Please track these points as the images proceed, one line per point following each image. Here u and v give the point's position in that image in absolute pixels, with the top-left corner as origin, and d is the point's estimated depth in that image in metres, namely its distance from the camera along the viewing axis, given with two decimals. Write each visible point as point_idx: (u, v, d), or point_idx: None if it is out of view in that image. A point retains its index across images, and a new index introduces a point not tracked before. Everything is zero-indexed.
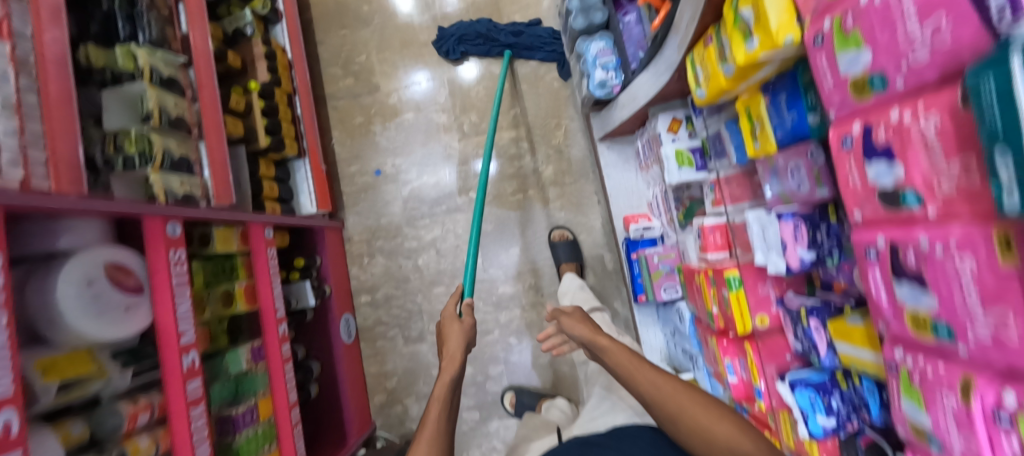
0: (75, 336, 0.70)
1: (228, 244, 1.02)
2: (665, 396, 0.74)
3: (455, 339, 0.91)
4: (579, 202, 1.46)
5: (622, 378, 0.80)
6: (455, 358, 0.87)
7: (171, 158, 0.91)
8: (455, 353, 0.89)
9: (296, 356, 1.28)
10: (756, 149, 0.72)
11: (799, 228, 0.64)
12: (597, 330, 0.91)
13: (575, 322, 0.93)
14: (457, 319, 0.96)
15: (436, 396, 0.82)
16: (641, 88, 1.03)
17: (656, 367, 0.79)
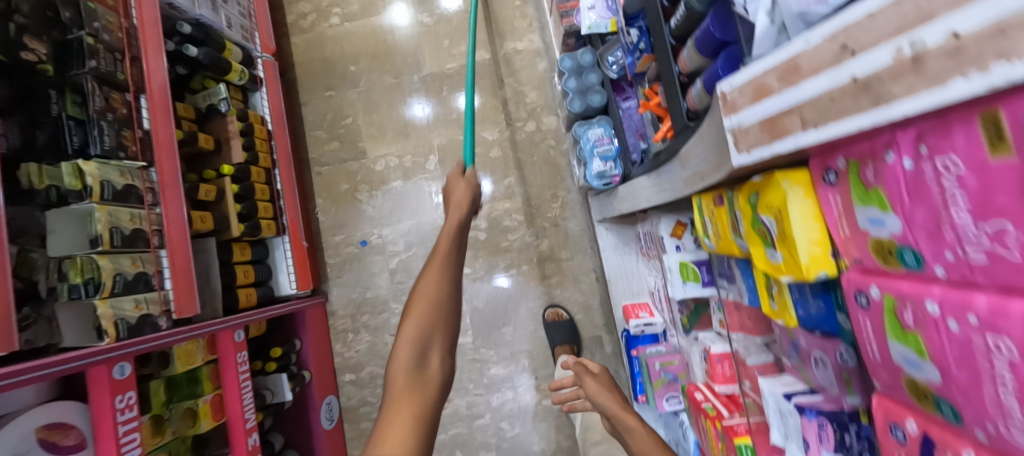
0: None
1: (190, 360, 0.95)
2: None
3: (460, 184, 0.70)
4: (577, 279, 1.37)
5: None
6: (465, 226, 0.66)
7: (124, 279, 0.83)
8: (463, 201, 0.68)
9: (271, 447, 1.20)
10: (773, 310, 0.63)
11: (825, 429, 0.53)
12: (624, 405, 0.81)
13: (600, 393, 0.84)
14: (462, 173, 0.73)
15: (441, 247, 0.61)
16: (641, 190, 0.95)
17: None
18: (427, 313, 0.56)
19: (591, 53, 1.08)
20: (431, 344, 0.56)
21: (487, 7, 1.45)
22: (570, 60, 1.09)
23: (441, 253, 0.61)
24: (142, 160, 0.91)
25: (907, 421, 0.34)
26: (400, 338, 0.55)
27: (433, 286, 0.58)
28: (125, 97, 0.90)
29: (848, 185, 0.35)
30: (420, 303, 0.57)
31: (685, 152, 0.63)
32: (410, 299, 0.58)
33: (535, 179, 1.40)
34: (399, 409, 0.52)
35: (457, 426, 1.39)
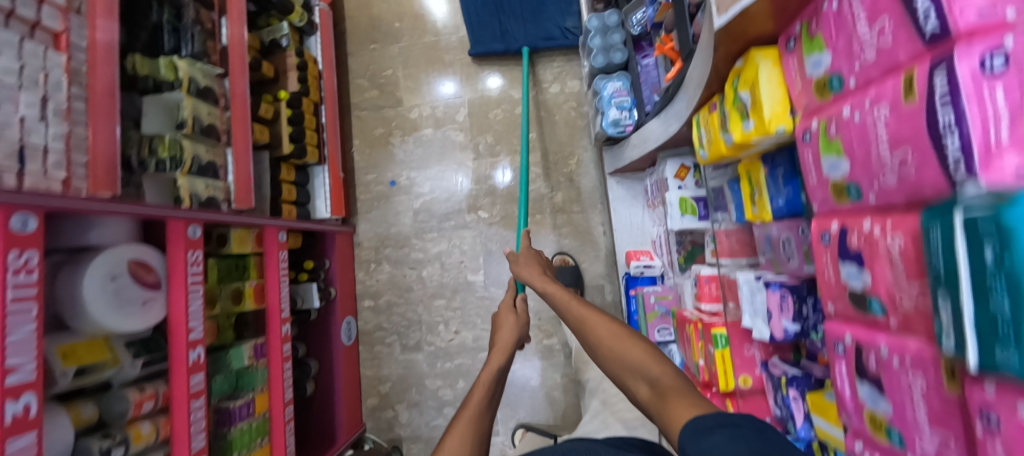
0: (95, 326, 0.76)
1: (243, 245, 1.08)
2: (582, 321, 0.72)
3: (507, 329, 0.89)
4: (586, 231, 1.47)
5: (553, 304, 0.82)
6: (494, 400, 0.72)
7: (199, 163, 0.97)
8: (507, 342, 0.86)
9: (296, 354, 1.33)
10: (753, 214, 0.74)
11: (785, 299, 0.65)
12: (541, 272, 0.94)
13: (522, 265, 0.98)
14: (512, 311, 0.94)
15: (481, 381, 0.73)
16: (651, 133, 1.06)
17: (583, 301, 0.78)
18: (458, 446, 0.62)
19: (616, 15, 1.19)
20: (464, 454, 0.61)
21: None
22: (597, 20, 1.20)
23: (473, 407, 0.69)
24: (219, 69, 1.05)
25: (832, 224, 0.45)
26: None
27: (456, 443, 0.62)
28: (212, 16, 1.07)
29: (801, 45, 0.46)
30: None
31: (692, 73, 0.74)
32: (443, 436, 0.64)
33: (554, 138, 1.51)
34: None
35: (462, 356, 1.50)
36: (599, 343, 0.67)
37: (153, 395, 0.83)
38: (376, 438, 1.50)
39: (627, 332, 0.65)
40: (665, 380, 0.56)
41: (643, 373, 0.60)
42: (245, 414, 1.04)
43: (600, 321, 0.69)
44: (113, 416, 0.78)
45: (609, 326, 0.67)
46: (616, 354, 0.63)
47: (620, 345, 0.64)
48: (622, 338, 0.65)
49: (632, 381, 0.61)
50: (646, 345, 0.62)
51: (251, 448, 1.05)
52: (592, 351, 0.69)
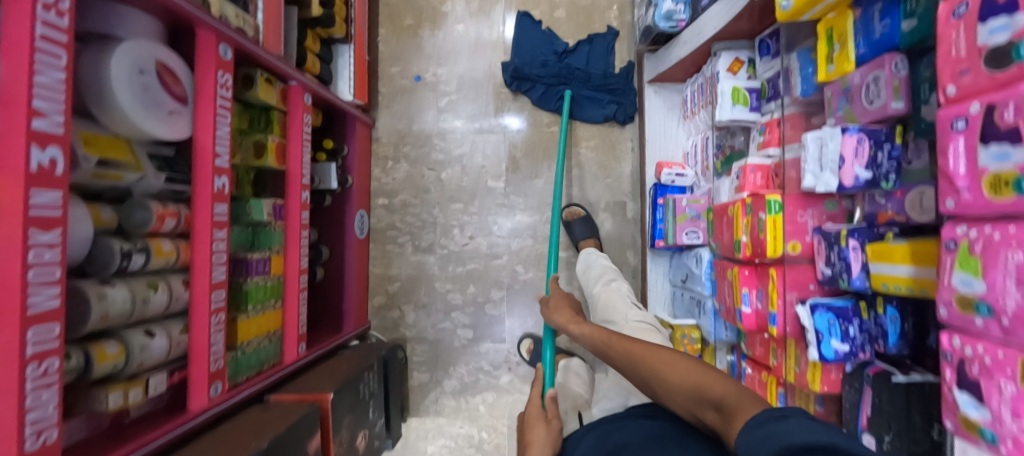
0: (121, 121, 0.70)
1: (269, 95, 1.01)
2: (632, 355, 0.78)
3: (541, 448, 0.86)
4: (614, 146, 1.44)
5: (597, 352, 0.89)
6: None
7: None
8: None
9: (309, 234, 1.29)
10: (830, 72, 0.71)
11: (862, 142, 0.63)
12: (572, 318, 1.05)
13: (556, 314, 1.08)
14: (545, 422, 0.91)
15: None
16: (709, 21, 1.01)
17: (623, 337, 0.85)
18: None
19: None
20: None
21: None
22: None
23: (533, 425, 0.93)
24: None
25: None
26: None
27: None
28: None
29: None
30: None
31: None
32: None
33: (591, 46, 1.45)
34: None
35: (475, 262, 1.48)
36: (655, 371, 0.72)
37: (175, 214, 0.78)
38: (381, 336, 1.49)
39: (682, 358, 0.71)
40: (734, 397, 0.59)
41: (710, 397, 0.63)
42: (261, 271, 1.01)
43: (650, 351, 0.76)
44: (133, 225, 0.73)
45: (660, 352, 0.74)
46: (671, 384, 0.69)
47: (676, 372, 0.69)
48: (678, 366, 0.70)
49: (700, 410, 0.64)
50: (704, 369, 0.67)
51: (265, 305, 1.02)
52: (648, 386, 0.74)
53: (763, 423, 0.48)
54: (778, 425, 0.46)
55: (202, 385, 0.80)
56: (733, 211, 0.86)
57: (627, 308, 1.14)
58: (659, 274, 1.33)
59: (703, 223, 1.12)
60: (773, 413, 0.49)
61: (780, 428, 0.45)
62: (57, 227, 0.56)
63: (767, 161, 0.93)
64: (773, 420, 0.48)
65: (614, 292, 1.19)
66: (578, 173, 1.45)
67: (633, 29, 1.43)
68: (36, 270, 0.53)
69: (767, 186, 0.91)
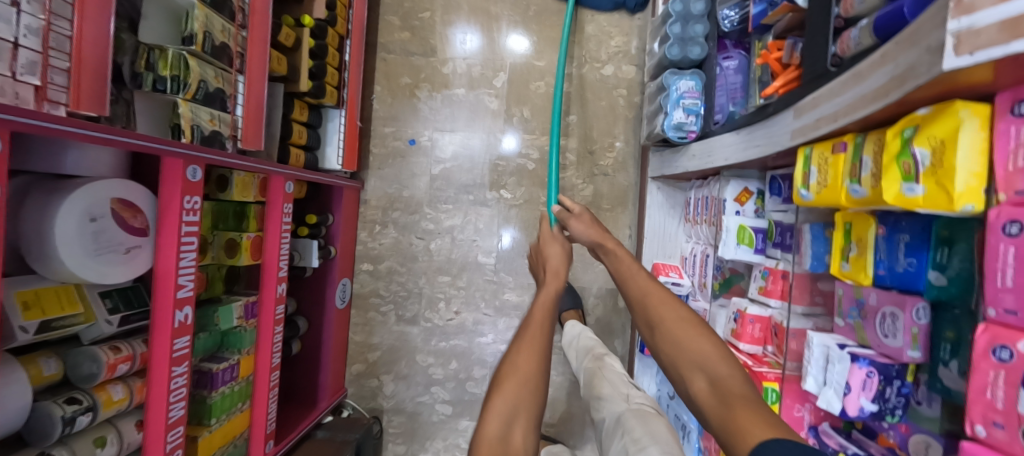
0: (69, 275, 0.63)
1: (245, 192, 0.94)
2: (648, 301, 0.76)
3: (558, 258, 0.91)
4: (611, 231, 1.38)
5: (619, 277, 0.84)
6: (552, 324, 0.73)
7: (206, 89, 0.81)
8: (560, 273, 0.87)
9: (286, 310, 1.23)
10: (843, 271, 0.66)
11: (872, 377, 0.58)
12: (605, 236, 0.93)
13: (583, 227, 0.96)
14: (559, 240, 0.95)
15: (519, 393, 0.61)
16: (721, 148, 0.95)
17: (648, 276, 0.82)
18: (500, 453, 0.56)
19: (705, 3, 1.03)
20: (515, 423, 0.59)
21: None
22: (681, 5, 1.05)
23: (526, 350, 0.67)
24: None
25: (1020, 342, 0.37)
26: (491, 411, 0.60)
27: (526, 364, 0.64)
28: None
29: None
30: (511, 378, 0.62)
31: (823, 93, 0.62)
32: (500, 376, 0.63)
33: (596, 124, 1.38)
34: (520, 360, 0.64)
35: (459, 337, 1.44)
36: (667, 326, 0.71)
37: (129, 357, 0.72)
38: (357, 405, 1.45)
39: (695, 321, 0.70)
40: (734, 387, 0.59)
41: (709, 370, 0.64)
42: (228, 379, 0.94)
43: (670, 305, 0.74)
44: (80, 377, 0.67)
45: (676, 310, 0.73)
46: (679, 343, 0.68)
47: (684, 333, 0.69)
48: (690, 328, 0.69)
49: (691, 373, 0.66)
50: (714, 342, 0.67)
51: (231, 412, 0.96)
52: (654, 330, 0.73)
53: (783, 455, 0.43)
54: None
55: None
56: None
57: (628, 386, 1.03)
58: (647, 374, 1.29)
59: None
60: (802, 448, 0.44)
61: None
62: None
63: (767, 312, 0.89)
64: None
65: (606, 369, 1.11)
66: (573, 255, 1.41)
67: (641, 111, 1.36)
68: None
69: (766, 341, 0.87)
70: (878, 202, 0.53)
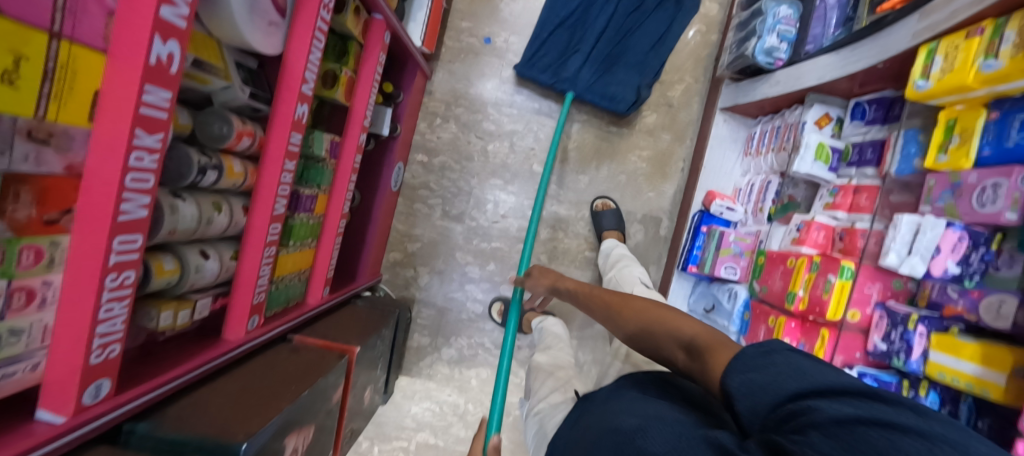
0: (225, 21, 0.62)
1: (354, 25, 0.94)
2: (616, 311, 0.84)
3: None
4: (665, 162, 1.44)
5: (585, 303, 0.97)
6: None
7: None
8: None
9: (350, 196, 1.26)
10: (940, 162, 0.73)
11: (962, 241, 0.67)
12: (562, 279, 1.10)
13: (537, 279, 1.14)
14: None
15: None
16: (812, 70, 1.01)
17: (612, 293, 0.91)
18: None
19: None
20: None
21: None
22: None
23: None
24: None
25: None
26: None
27: None
28: None
29: None
30: None
31: None
32: None
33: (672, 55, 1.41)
34: None
35: (500, 242, 1.46)
36: (633, 315, 0.79)
37: (251, 134, 0.72)
38: (389, 291, 1.47)
39: (655, 306, 0.76)
40: (699, 336, 0.62)
41: (681, 335, 0.67)
42: (307, 207, 0.95)
43: (632, 304, 0.81)
44: (209, 137, 0.66)
45: (638, 304, 0.80)
46: (648, 328, 0.74)
47: (650, 314, 0.75)
48: (654, 312, 0.75)
49: (670, 349, 0.69)
50: (676, 312, 0.72)
51: (303, 243, 0.97)
52: (629, 330, 0.78)
53: (754, 364, 0.45)
54: (781, 358, 0.44)
55: (242, 316, 0.76)
56: (796, 266, 0.88)
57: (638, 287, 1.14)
58: (680, 296, 1.36)
59: (743, 261, 1.15)
60: (761, 348, 0.47)
61: (785, 366, 0.42)
62: (160, 131, 0.50)
63: (833, 222, 0.95)
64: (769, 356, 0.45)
65: (628, 271, 1.22)
66: (624, 179, 1.44)
67: (715, 50, 1.41)
68: (134, 174, 0.48)
69: (828, 247, 0.94)
70: (1013, 73, 0.59)
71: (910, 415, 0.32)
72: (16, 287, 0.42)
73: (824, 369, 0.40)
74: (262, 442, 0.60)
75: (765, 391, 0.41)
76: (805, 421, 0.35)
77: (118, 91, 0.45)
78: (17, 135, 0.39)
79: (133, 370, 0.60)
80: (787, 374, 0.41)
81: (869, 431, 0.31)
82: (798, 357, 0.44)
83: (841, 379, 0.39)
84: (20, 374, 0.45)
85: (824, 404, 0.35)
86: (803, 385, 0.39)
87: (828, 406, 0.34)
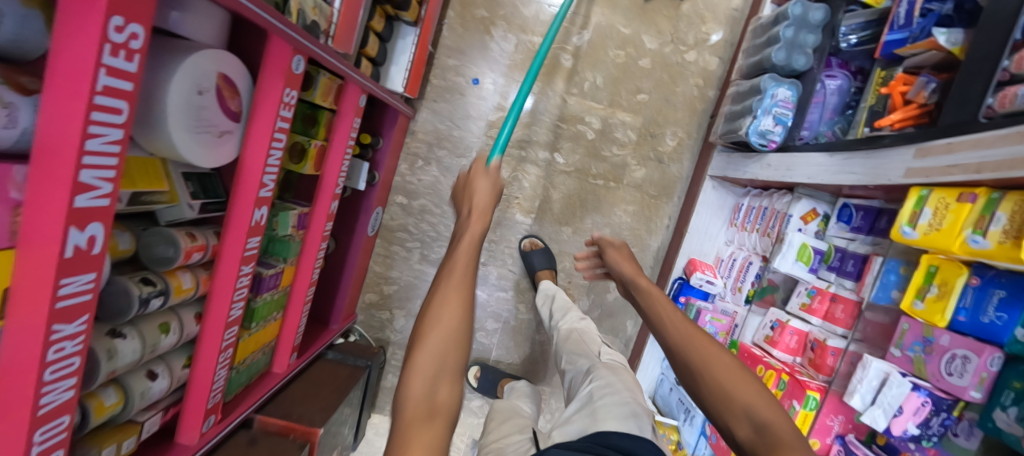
0: (168, 149, 0.56)
1: (324, 97, 0.87)
2: (694, 343, 0.70)
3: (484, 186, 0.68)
4: (651, 219, 1.41)
5: (649, 317, 0.81)
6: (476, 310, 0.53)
7: (303, 21, 0.71)
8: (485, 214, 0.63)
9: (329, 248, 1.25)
10: (916, 309, 0.71)
11: (924, 406, 0.65)
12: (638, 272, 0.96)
13: (618, 259, 1.03)
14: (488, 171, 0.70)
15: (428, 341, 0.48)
16: (803, 165, 0.97)
17: (688, 319, 0.77)
18: (441, 342, 0.48)
19: (825, 12, 0.99)
20: (443, 382, 0.47)
21: (629, 98, 1.35)
22: (801, 8, 0.99)
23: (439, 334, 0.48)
24: None
25: None
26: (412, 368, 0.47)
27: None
28: None
29: None
30: (436, 333, 0.48)
31: (963, 140, 0.63)
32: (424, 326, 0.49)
33: (665, 108, 1.36)
34: (450, 293, 0.51)
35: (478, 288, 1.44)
36: (709, 370, 0.66)
37: (202, 246, 0.68)
38: (364, 332, 1.45)
39: (743, 370, 0.65)
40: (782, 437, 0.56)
41: (759, 423, 0.59)
42: (271, 285, 0.91)
43: (716, 349, 0.68)
44: (153, 260, 0.62)
45: (722, 354, 0.67)
46: (724, 390, 0.64)
47: (730, 375, 0.65)
48: (736, 375, 0.65)
49: (734, 420, 0.62)
50: (759, 389, 0.63)
51: (269, 319, 0.94)
52: (693, 374, 0.68)
53: None
54: None
55: (196, 421, 0.75)
56: (764, 379, 0.88)
57: (599, 344, 1.09)
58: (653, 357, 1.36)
59: (717, 341, 1.15)
60: None
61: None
62: (84, 313, 0.46)
63: (806, 327, 0.94)
64: None
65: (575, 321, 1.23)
66: (607, 233, 1.42)
67: (711, 107, 1.35)
68: (52, 370, 0.44)
69: (799, 352, 0.93)
70: (999, 257, 0.58)
71: None
72: None
73: None
74: None
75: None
76: None
77: (31, 291, 0.41)
78: None
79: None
80: None
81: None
82: None
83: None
84: None
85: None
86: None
87: None
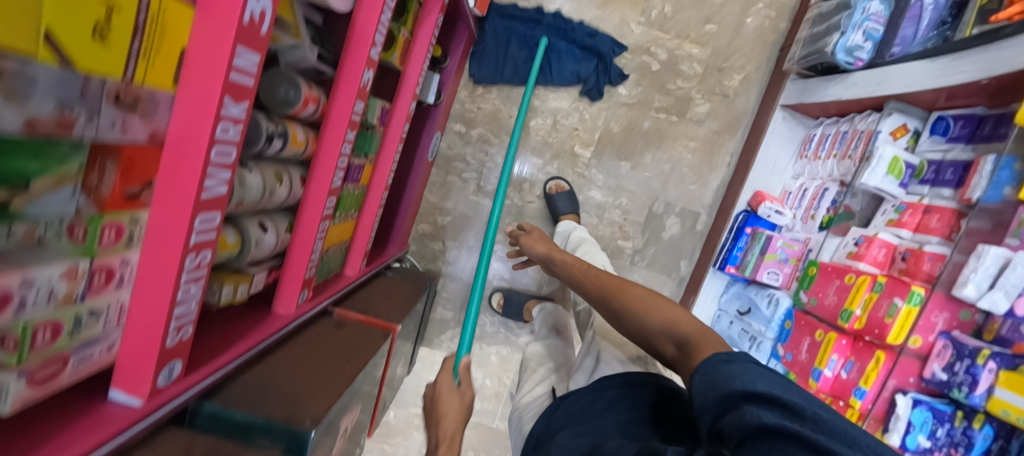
0: None
1: None
2: (609, 293, 0.76)
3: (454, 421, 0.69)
4: (712, 155, 1.39)
5: (571, 284, 0.88)
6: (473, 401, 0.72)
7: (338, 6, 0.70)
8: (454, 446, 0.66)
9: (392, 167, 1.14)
10: None
11: None
12: (553, 250, 1.03)
13: (532, 241, 1.09)
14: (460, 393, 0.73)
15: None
16: (898, 76, 0.95)
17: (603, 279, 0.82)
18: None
19: None
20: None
21: (699, 30, 1.32)
22: None
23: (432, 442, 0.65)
24: None
25: None
26: None
27: None
28: None
29: None
30: None
31: None
32: None
33: (734, 41, 1.33)
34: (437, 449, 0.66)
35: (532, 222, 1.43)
36: (628, 307, 0.71)
37: (315, 100, 0.67)
38: (415, 263, 1.44)
39: (656, 297, 0.70)
40: (695, 335, 0.58)
41: (676, 333, 0.62)
42: (354, 177, 0.90)
43: (630, 288, 0.74)
44: (274, 101, 0.61)
45: (640, 292, 0.72)
46: (643, 322, 0.67)
47: (645, 308, 0.68)
48: (649, 302, 0.69)
49: (661, 342, 0.64)
50: (674, 306, 0.66)
51: (349, 213, 0.94)
52: (620, 314, 0.72)
53: (714, 363, 0.46)
54: (730, 366, 0.44)
55: (293, 290, 0.74)
56: (856, 285, 0.86)
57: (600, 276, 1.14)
58: (710, 294, 1.34)
59: (788, 267, 1.13)
60: (725, 354, 0.46)
61: (731, 374, 0.43)
62: (245, 99, 0.44)
63: (896, 240, 0.92)
64: (727, 361, 0.45)
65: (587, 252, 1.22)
66: (667, 168, 1.39)
67: (781, 40, 1.32)
68: (219, 148, 0.43)
69: (888, 265, 0.91)
70: None
71: (828, 437, 0.33)
72: (98, 266, 0.39)
73: (776, 382, 0.40)
74: (326, 425, 0.59)
75: (713, 392, 0.42)
76: (737, 430, 0.37)
77: (209, 51, 0.39)
78: (106, 100, 0.34)
79: (199, 345, 0.59)
80: (747, 376, 0.42)
81: (788, 447, 0.32)
82: (757, 366, 0.43)
83: (798, 395, 0.39)
84: (94, 356, 0.43)
85: (760, 415, 0.36)
86: (741, 392, 0.40)
87: (755, 413, 0.36)
